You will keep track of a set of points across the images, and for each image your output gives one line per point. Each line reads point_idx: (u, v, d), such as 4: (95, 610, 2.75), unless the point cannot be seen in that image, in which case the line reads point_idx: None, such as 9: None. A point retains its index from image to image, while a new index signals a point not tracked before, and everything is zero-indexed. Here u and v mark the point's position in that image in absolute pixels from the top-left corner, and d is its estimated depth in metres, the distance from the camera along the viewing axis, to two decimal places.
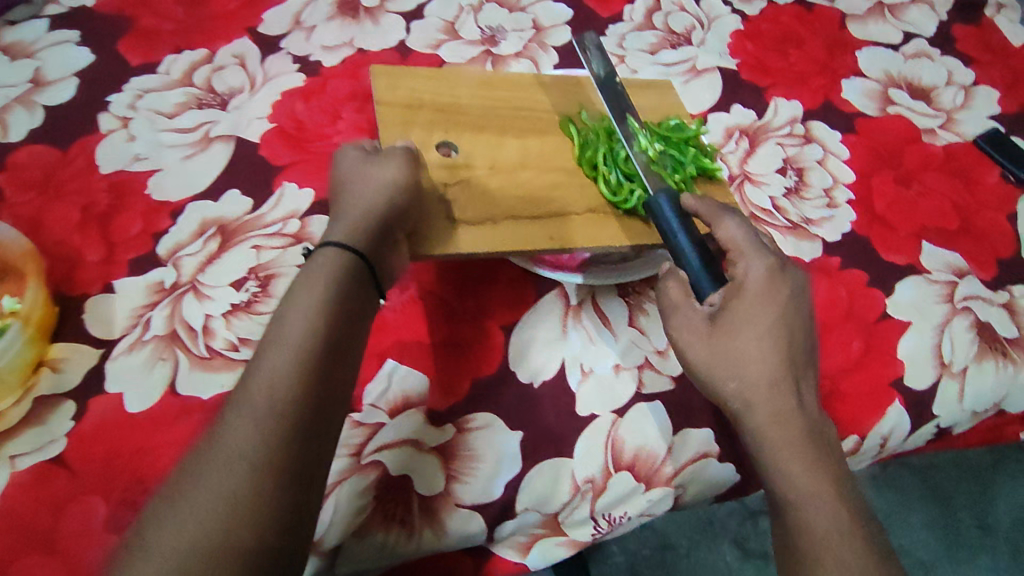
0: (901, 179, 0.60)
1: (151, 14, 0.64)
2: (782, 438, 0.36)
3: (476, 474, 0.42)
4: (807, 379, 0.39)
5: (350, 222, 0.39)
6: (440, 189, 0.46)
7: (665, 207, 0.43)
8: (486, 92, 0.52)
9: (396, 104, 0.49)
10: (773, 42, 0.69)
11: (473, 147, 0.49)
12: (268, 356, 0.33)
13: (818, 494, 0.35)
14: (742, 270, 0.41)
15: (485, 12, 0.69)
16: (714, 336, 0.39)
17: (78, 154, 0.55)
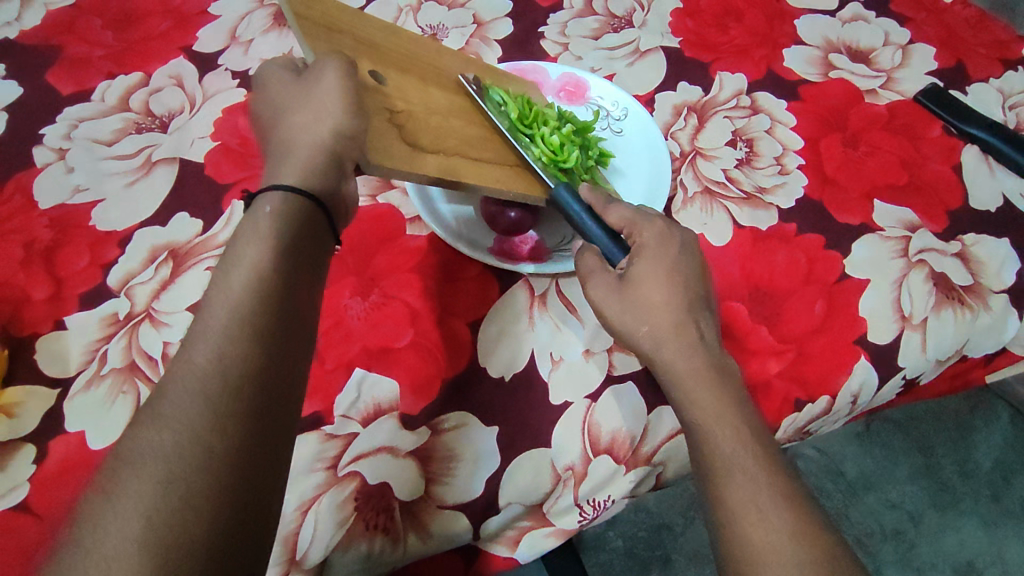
0: (848, 140, 0.61)
1: (81, 42, 0.63)
2: (689, 365, 0.39)
3: (456, 474, 0.42)
4: (707, 316, 0.42)
5: (298, 164, 0.37)
6: (387, 113, 0.43)
7: (566, 197, 0.45)
8: (396, 39, 0.50)
9: (313, 20, 0.43)
10: (713, 17, 0.70)
11: (400, 83, 0.46)
12: (211, 323, 0.31)
13: (721, 415, 0.38)
14: (639, 234, 0.44)
15: (425, 11, 0.70)
16: (624, 292, 0.42)
17: (16, 191, 0.53)
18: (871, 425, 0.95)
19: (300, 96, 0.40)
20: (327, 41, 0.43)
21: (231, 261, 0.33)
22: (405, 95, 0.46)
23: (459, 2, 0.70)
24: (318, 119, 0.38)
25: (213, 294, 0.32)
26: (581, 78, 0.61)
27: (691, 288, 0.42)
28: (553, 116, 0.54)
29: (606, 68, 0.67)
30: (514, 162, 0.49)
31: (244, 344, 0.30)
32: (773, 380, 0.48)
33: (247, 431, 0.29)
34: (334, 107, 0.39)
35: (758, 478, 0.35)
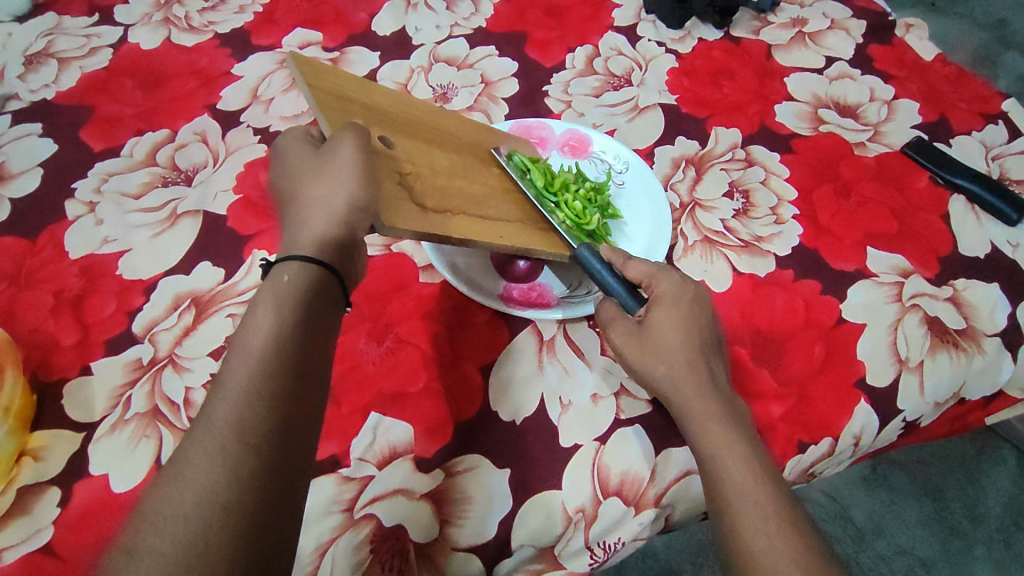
0: (840, 191, 0.64)
1: (112, 101, 0.67)
2: (700, 404, 0.42)
3: (469, 516, 0.43)
4: (716, 360, 0.45)
5: (315, 235, 0.39)
6: (398, 175, 0.46)
7: (590, 259, 0.48)
8: (399, 105, 0.53)
9: (324, 92, 0.46)
10: (707, 76, 0.74)
11: (408, 147, 0.49)
12: (231, 384, 0.32)
13: (729, 449, 0.40)
14: (656, 284, 0.47)
15: (435, 72, 0.74)
16: (643, 336, 0.45)
17: (48, 242, 0.56)
18: (877, 468, 0.95)
19: (318, 166, 0.42)
20: (339, 109, 0.46)
21: (252, 325, 0.35)
22: (412, 157, 0.49)
23: (467, 62, 0.75)
24: (334, 189, 0.40)
25: (233, 357, 0.34)
26: (583, 134, 0.64)
27: (704, 334, 0.45)
28: (570, 179, 0.57)
29: (608, 124, 0.70)
30: (515, 218, 0.52)
31: (262, 407, 0.32)
32: (776, 422, 0.50)
33: (264, 491, 0.30)
34: (347, 177, 0.41)
35: (766, 508, 0.39)
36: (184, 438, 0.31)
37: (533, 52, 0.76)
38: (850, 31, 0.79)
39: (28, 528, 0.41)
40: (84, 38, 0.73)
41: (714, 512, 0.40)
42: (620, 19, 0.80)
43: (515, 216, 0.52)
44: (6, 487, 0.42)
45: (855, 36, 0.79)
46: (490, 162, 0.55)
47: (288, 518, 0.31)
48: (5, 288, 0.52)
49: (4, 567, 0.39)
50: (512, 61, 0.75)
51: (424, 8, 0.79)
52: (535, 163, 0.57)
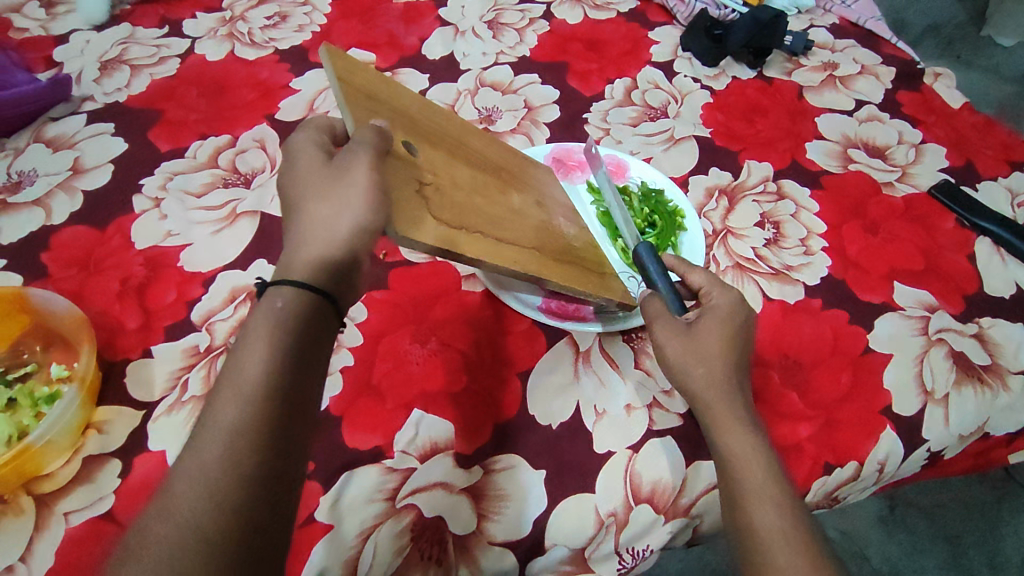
0: (868, 227, 0.67)
1: (180, 106, 0.71)
2: (725, 402, 0.45)
3: (505, 512, 0.44)
4: (745, 370, 0.48)
5: (311, 257, 0.38)
6: (415, 184, 0.43)
7: (648, 258, 0.52)
8: (426, 116, 0.52)
9: (357, 89, 0.45)
10: (741, 113, 0.78)
11: (432, 157, 0.48)
12: (223, 413, 0.33)
13: (749, 446, 0.44)
14: (710, 298, 0.50)
15: (482, 95, 0.78)
16: (689, 335, 0.47)
17: (116, 232, 0.59)
18: (894, 508, 0.95)
19: (332, 177, 0.40)
20: (367, 108, 0.45)
21: (242, 349, 0.35)
22: (435, 169, 0.47)
23: (512, 88, 0.79)
24: (341, 209, 0.39)
25: (223, 384, 0.34)
26: (621, 159, 0.68)
27: (742, 347, 0.48)
28: (635, 210, 0.62)
29: (644, 151, 0.73)
30: (537, 242, 0.51)
31: (251, 437, 0.32)
32: (804, 443, 0.50)
33: (250, 525, 0.31)
34: (364, 190, 0.39)
35: (780, 503, 0.42)
36: (171, 466, 0.32)
37: (574, 81, 0.80)
38: (879, 77, 0.83)
39: (92, 494, 0.44)
40: (154, 48, 0.78)
41: (728, 502, 0.43)
42: (658, 55, 0.85)
43: (530, 242, 0.50)
44: (72, 456, 0.45)
45: (884, 82, 0.83)
46: (517, 183, 0.55)
47: (270, 555, 0.32)
48: (76, 273, 0.56)
49: (69, 530, 0.42)
50: (555, 89, 0.79)
51: (472, 36, 0.84)
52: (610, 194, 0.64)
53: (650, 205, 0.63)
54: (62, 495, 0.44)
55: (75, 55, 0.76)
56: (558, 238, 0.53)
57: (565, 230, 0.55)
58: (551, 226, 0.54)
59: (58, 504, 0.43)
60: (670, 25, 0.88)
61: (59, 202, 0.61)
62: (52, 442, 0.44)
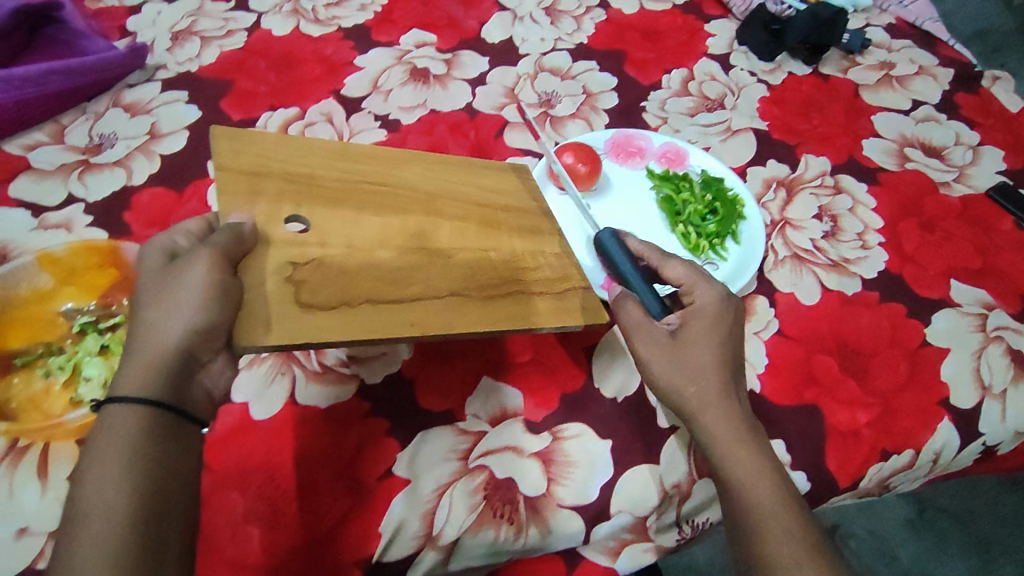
0: (925, 225, 0.67)
1: (249, 78, 0.73)
2: (727, 421, 0.42)
3: (574, 478, 0.46)
4: (739, 381, 0.45)
5: (145, 363, 0.36)
6: (286, 268, 0.42)
7: (614, 250, 0.52)
8: (345, 163, 0.50)
9: (238, 170, 0.45)
10: (797, 108, 0.79)
11: (327, 220, 0.45)
12: (81, 546, 0.31)
13: (755, 472, 0.41)
14: (695, 293, 0.48)
15: (540, 79, 0.79)
16: (676, 349, 0.44)
17: (193, 196, 0.61)
18: (923, 511, 0.87)
19: (165, 280, 0.38)
20: (247, 191, 0.44)
21: (94, 473, 0.33)
22: (328, 236, 0.45)
23: (570, 73, 0.80)
24: (179, 313, 0.37)
25: (81, 511, 0.32)
26: (680, 147, 0.68)
27: (733, 352, 0.45)
28: (696, 198, 0.63)
29: (701, 141, 0.74)
30: (465, 285, 0.46)
31: (119, 556, 0.31)
32: (862, 429, 0.51)
33: None
34: (184, 297, 0.37)
35: (796, 530, 0.39)
36: None
37: (632, 69, 0.81)
38: (937, 78, 0.83)
39: None
40: (222, 21, 0.80)
41: (745, 532, 0.41)
42: (714, 48, 0.85)
43: (462, 288, 0.46)
44: None
45: (941, 83, 0.83)
46: (455, 218, 0.50)
47: None
48: (157, 233, 0.58)
49: None
50: (612, 76, 0.80)
51: (530, 22, 0.85)
52: (668, 182, 0.65)
53: (710, 193, 0.64)
54: None
55: (147, 25, 0.79)
56: (507, 272, 0.49)
57: (528, 262, 0.50)
58: (494, 258, 0.49)
59: None
60: (726, 18, 0.89)
61: (139, 164, 0.63)
62: None
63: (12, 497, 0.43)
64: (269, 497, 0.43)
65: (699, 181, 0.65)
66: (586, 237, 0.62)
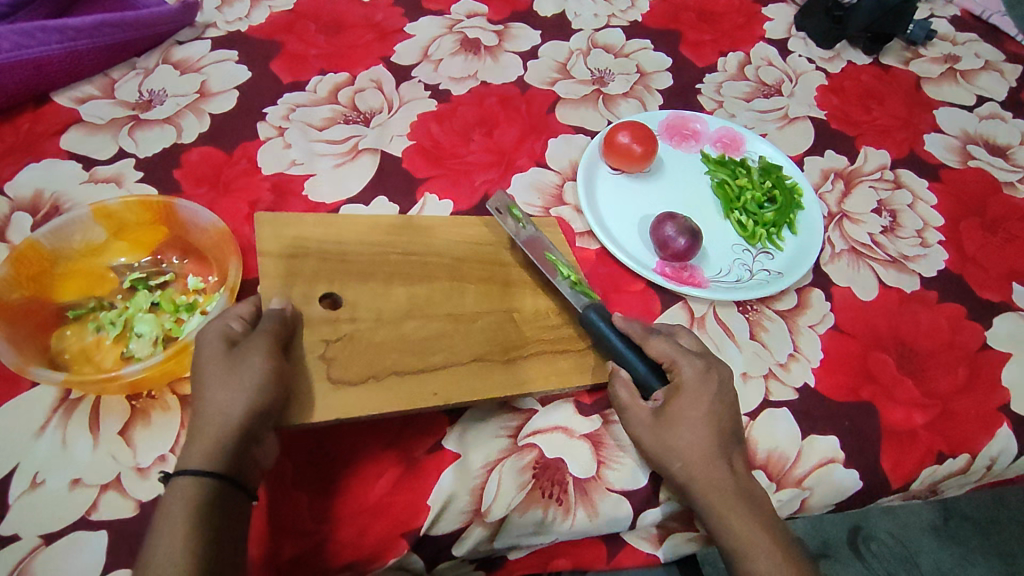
0: (987, 225, 0.65)
1: (299, 41, 0.72)
2: (719, 498, 0.42)
3: (624, 461, 0.45)
4: (736, 449, 0.44)
5: (205, 446, 0.37)
6: (320, 346, 0.44)
7: (596, 322, 0.46)
8: (378, 234, 0.50)
9: (277, 253, 0.47)
10: (856, 98, 0.76)
11: (358, 297, 0.47)
12: None
13: (754, 544, 0.41)
14: (679, 371, 0.44)
15: (593, 56, 0.77)
16: (659, 427, 0.43)
17: (242, 156, 0.60)
18: (948, 517, 0.87)
19: (225, 360, 0.39)
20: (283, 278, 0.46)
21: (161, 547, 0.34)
22: (360, 309, 0.46)
23: (624, 52, 0.78)
24: (240, 394, 0.38)
25: None
26: (737, 133, 0.67)
27: (726, 424, 0.44)
28: (754, 185, 0.62)
29: (758, 128, 0.72)
30: (484, 349, 0.47)
31: None
32: (919, 430, 0.50)
33: None
34: (246, 378, 0.38)
35: None
36: None
37: (687, 50, 0.79)
38: (1003, 74, 0.80)
39: None
40: None
41: None
42: (772, 32, 0.82)
43: (474, 352, 0.46)
44: None
45: (1008, 79, 0.80)
46: (479, 279, 0.50)
47: None
48: (206, 192, 0.58)
49: None
50: (667, 57, 0.78)
51: None
52: (725, 168, 0.64)
53: (767, 181, 0.62)
54: None
55: None
56: (520, 332, 0.48)
57: (546, 321, 0.49)
58: (513, 317, 0.49)
59: None
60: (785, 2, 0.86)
61: (188, 122, 0.63)
62: None
63: (64, 450, 0.42)
64: (319, 462, 0.43)
65: (756, 169, 0.64)
66: (639, 217, 0.60)
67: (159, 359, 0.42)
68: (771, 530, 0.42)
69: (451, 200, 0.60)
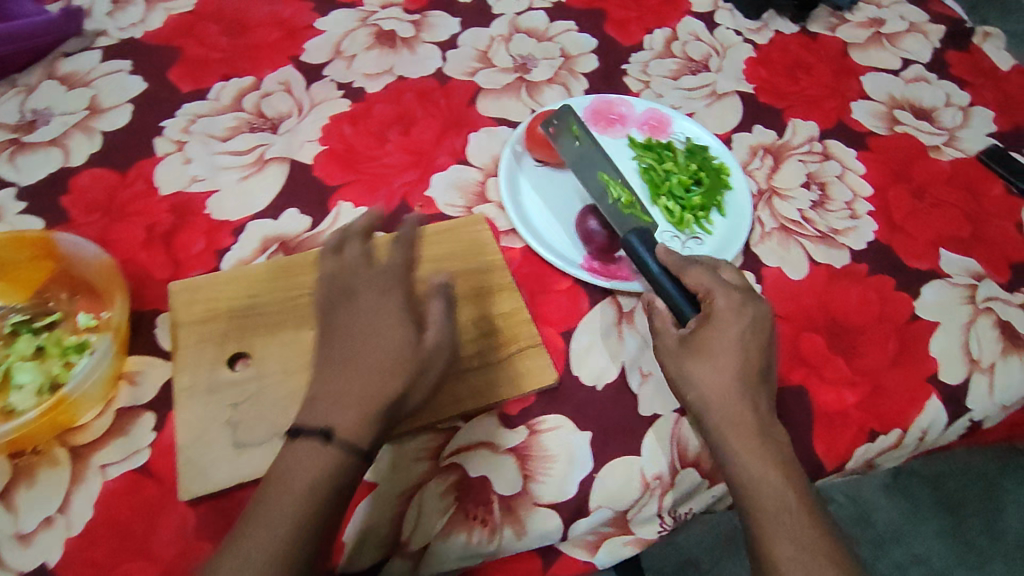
0: (915, 192, 0.65)
1: (199, 44, 0.68)
2: (738, 435, 0.42)
3: (552, 474, 0.44)
4: (763, 390, 0.43)
5: (357, 418, 0.37)
6: (226, 410, 0.43)
7: (637, 245, 0.49)
8: (278, 283, 0.50)
9: (192, 319, 0.48)
10: (784, 68, 0.75)
11: (266, 353, 0.46)
12: None
13: (765, 480, 0.41)
14: (713, 300, 0.45)
15: (515, 42, 0.74)
16: (684, 354, 0.44)
17: (137, 176, 0.57)
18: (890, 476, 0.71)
19: (400, 336, 0.39)
20: (197, 337, 0.47)
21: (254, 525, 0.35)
22: (267, 365, 0.46)
23: (547, 35, 0.75)
24: (381, 378, 0.38)
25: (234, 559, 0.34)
26: (663, 114, 0.65)
27: (758, 358, 0.43)
28: (679, 169, 0.61)
29: (686, 107, 0.70)
30: None
31: None
32: (850, 410, 0.50)
33: None
34: (386, 356, 0.39)
35: (801, 542, 0.39)
36: None
37: (612, 30, 0.77)
38: (927, 35, 0.80)
39: (129, 447, 0.43)
40: None
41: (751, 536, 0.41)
42: (698, 5, 0.80)
43: None
44: (104, 408, 0.44)
45: (932, 41, 0.79)
46: None
47: None
48: (98, 219, 0.54)
49: (107, 482, 0.42)
50: (592, 38, 0.75)
51: None
52: (653, 152, 0.62)
53: (692, 163, 0.62)
54: (97, 449, 0.43)
55: None
56: None
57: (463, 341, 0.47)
58: None
59: (94, 457, 0.42)
60: None
61: (77, 142, 0.58)
62: (88, 392, 0.43)
63: None
64: (226, 508, 0.41)
65: (682, 150, 0.63)
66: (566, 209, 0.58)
67: (32, 415, 0.40)
68: (784, 467, 0.41)
69: (367, 207, 0.57)
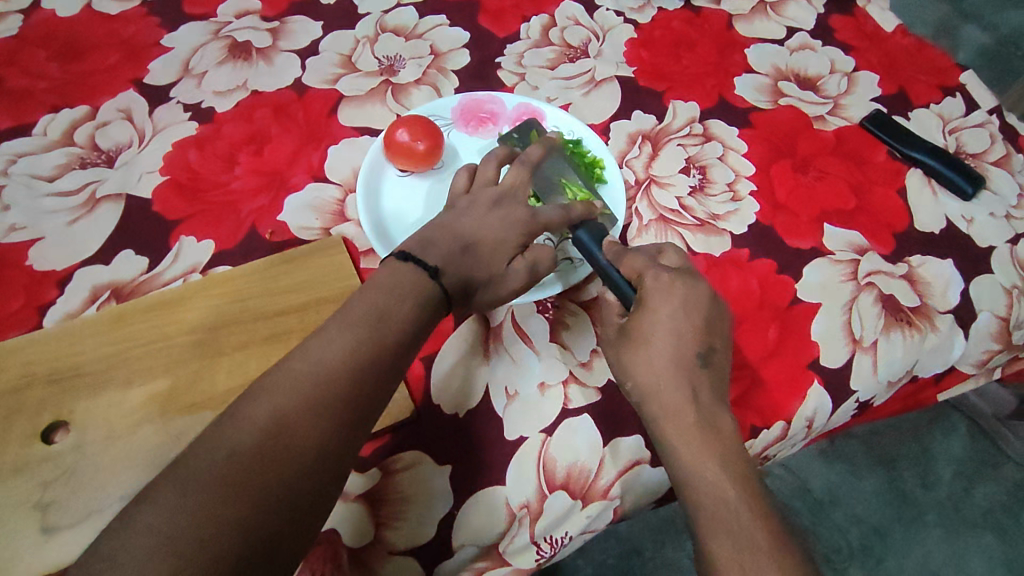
0: (798, 166, 0.63)
1: (26, 75, 0.62)
2: (673, 421, 0.38)
3: (406, 518, 0.41)
4: (704, 373, 0.40)
5: (373, 318, 0.36)
6: (37, 491, 0.40)
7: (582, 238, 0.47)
8: (115, 333, 0.46)
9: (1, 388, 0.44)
10: (667, 48, 0.72)
11: (88, 418, 0.43)
12: (208, 462, 0.29)
13: (701, 468, 0.36)
14: (647, 282, 0.43)
15: (382, 42, 0.69)
16: (622, 343, 0.42)
17: None
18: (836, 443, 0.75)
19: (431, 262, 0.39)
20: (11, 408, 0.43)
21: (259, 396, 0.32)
22: (90, 431, 0.42)
23: (416, 32, 0.70)
24: (400, 291, 0.37)
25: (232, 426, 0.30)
26: (536, 107, 0.62)
27: (697, 337, 0.40)
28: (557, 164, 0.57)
29: (562, 98, 0.67)
30: None
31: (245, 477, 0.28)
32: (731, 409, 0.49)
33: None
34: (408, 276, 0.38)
35: (739, 535, 0.34)
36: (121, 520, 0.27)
37: (486, 20, 0.72)
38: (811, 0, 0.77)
39: None
40: None
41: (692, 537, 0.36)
42: None
43: None
44: None
45: (816, 6, 0.77)
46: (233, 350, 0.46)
47: None
48: None
49: None
50: (464, 31, 0.71)
51: None
52: None
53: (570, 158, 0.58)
54: None
55: None
56: None
57: None
58: None
59: None
60: None
61: None
62: None
63: None
64: None
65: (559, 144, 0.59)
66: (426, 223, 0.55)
67: None
68: (721, 455, 0.37)
69: (210, 239, 0.53)
